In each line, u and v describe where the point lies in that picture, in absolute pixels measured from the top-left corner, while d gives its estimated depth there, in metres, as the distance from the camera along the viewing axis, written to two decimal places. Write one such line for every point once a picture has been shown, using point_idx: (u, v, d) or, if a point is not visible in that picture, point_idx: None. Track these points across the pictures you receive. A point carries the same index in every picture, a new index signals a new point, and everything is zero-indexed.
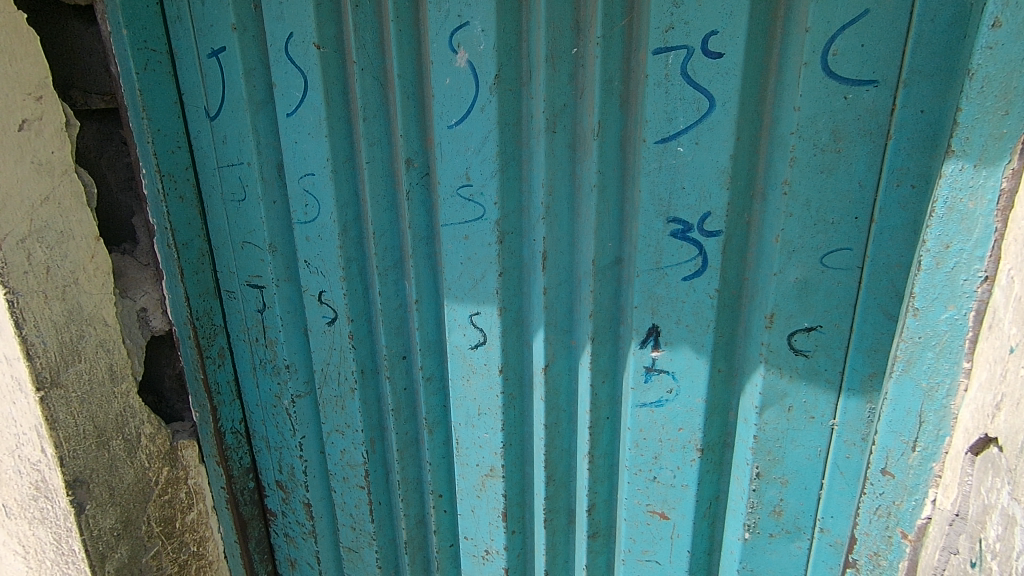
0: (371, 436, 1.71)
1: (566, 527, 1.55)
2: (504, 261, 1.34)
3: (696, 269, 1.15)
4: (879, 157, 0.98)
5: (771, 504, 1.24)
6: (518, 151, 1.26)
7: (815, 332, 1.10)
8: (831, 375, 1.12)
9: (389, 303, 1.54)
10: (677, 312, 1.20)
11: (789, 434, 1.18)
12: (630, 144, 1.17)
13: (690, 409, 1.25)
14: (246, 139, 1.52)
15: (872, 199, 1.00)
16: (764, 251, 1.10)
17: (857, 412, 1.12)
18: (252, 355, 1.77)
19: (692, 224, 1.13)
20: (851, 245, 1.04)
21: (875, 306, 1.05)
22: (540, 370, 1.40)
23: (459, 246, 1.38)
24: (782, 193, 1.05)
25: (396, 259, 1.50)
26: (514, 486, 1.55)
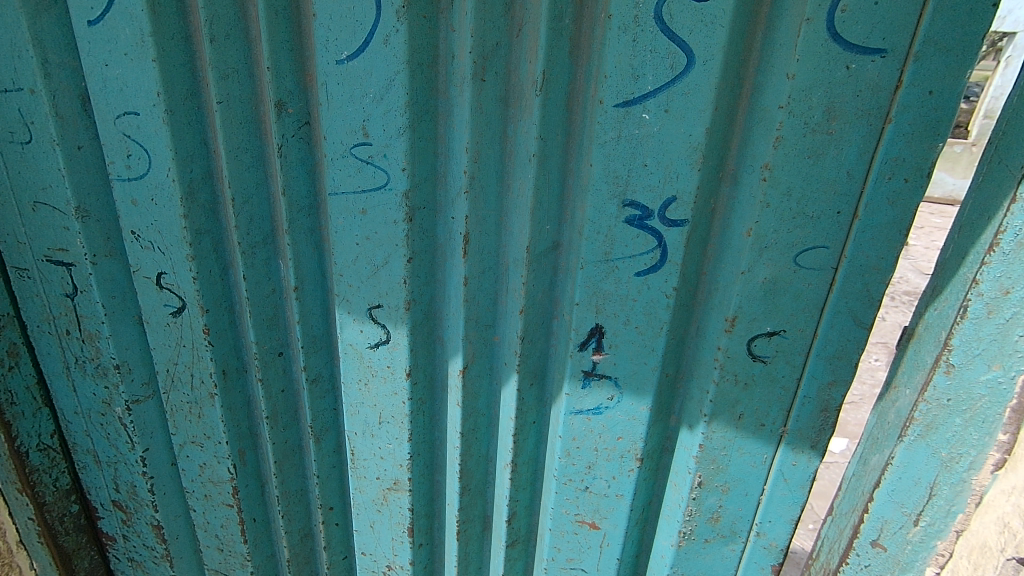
0: (239, 447, 1.38)
1: (480, 535, 1.38)
2: (413, 243, 1.06)
3: (653, 263, 0.97)
4: (873, 144, 0.83)
5: (710, 511, 1.16)
6: (434, 102, 0.97)
7: (776, 338, 0.98)
8: (789, 382, 1.01)
9: (258, 289, 1.19)
10: (626, 311, 1.01)
11: (735, 442, 1.08)
12: (581, 105, 0.92)
13: (631, 417, 1.10)
14: (23, 53, 1.04)
15: (860, 192, 0.86)
16: (733, 243, 0.94)
17: (810, 420, 1.04)
18: (63, 352, 1.33)
19: (653, 210, 0.93)
20: (828, 243, 0.90)
21: (845, 312, 0.94)
22: (455, 371, 1.18)
23: (353, 222, 1.07)
24: (758, 178, 0.88)
25: (265, 233, 1.14)
26: (423, 497, 1.34)
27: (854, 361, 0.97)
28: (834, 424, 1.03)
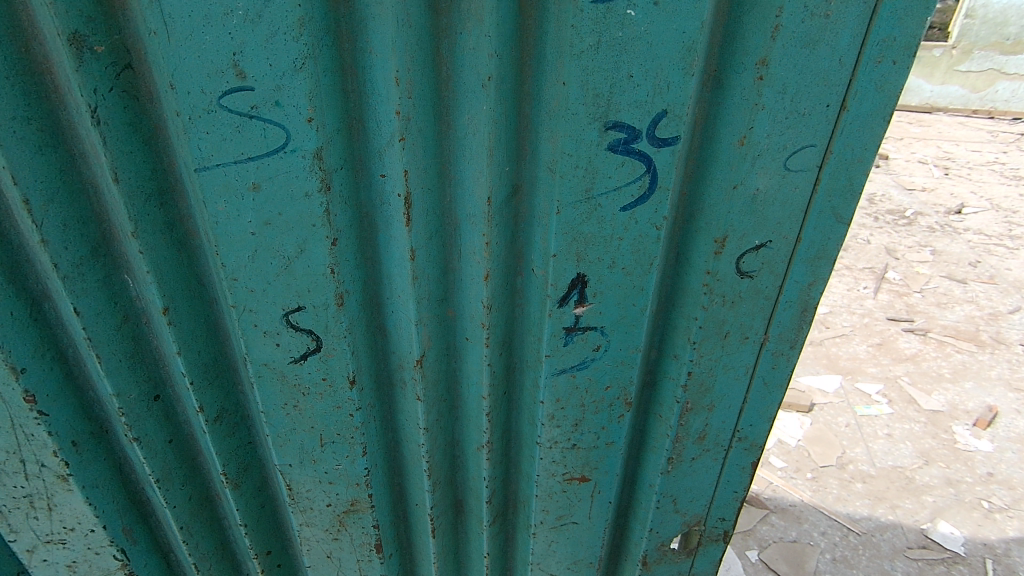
0: (131, 554, 0.93)
1: (454, 523, 1.14)
2: (336, 219, 0.74)
3: (640, 193, 0.77)
4: (866, 24, 0.71)
5: (697, 432, 1.05)
6: (336, 15, 0.65)
7: (763, 250, 0.86)
8: (771, 292, 0.91)
9: (102, 330, 0.75)
10: (611, 254, 0.81)
11: (720, 364, 0.97)
12: (541, 7, 0.67)
13: (621, 362, 0.92)
14: None
15: (851, 81, 0.75)
16: (721, 156, 0.79)
17: (790, 323, 0.96)
18: None
19: (640, 131, 0.73)
20: (815, 141, 0.79)
21: (828, 210, 0.85)
22: (409, 363, 0.89)
23: (243, 206, 0.70)
24: (752, 78, 0.74)
25: (95, 242, 0.71)
26: (386, 504, 1.04)
27: (832, 257, 0.90)
28: (812, 321, 0.96)
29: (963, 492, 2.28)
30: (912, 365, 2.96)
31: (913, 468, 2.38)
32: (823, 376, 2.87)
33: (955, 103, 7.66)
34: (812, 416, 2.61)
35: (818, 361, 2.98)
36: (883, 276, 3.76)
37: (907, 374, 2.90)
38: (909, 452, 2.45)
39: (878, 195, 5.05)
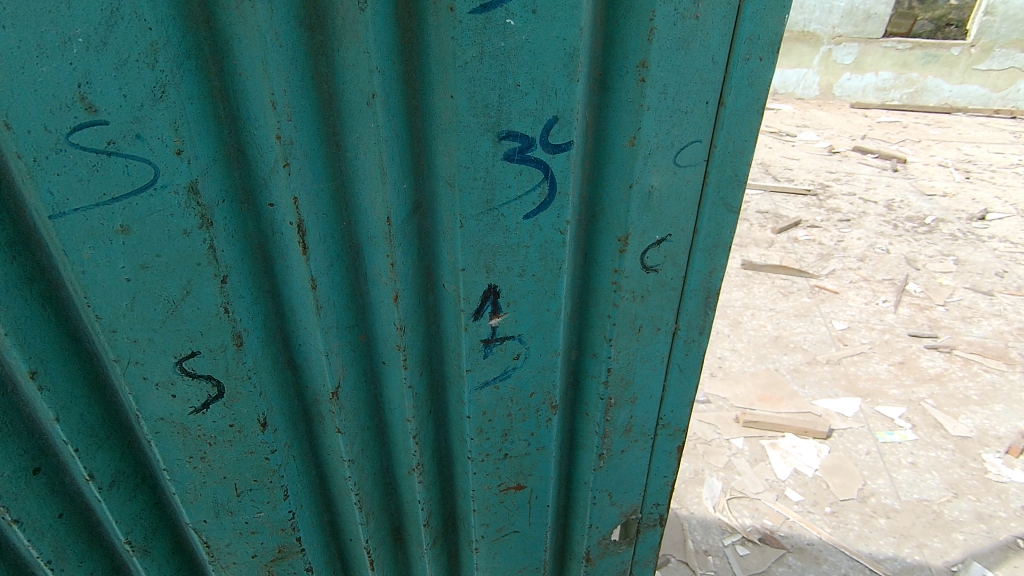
0: None
1: (395, 547, 0.99)
2: (224, 254, 0.60)
3: (542, 200, 0.69)
4: (732, 24, 0.66)
5: (623, 425, 0.94)
6: (197, 37, 0.52)
7: (665, 244, 0.78)
8: (676, 283, 0.83)
9: None
10: (520, 262, 0.72)
11: (633, 365, 0.88)
12: (419, 19, 0.58)
13: (544, 368, 0.83)
14: None
15: (725, 77, 0.69)
16: (614, 156, 0.71)
17: (696, 312, 0.87)
18: None
19: (534, 139, 0.64)
20: (699, 137, 0.72)
21: (719, 201, 0.78)
22: (324, 397, 0.75)
23: (112, 251, 0.55)
24: (634, 81, 0.66)
25: None
26: (318, 537, 0.89)
27: (727, 244, 0.83)
28: (717, 306, 0.89)
29: (996, 529, 2.09)
30: (937, 386, 2.77)
31: (941, 502, 2.19)
32: (842, 399, 2.69)
33: (975, 103, 7.41)
34: (830, 444, 2.44)
35: (836, 382, 2.81)
36: (903, 288, 3.56)
37: (932, 396, 2.71)
38: (937, 483, 2.26)
39: (897, 201, 4.84)
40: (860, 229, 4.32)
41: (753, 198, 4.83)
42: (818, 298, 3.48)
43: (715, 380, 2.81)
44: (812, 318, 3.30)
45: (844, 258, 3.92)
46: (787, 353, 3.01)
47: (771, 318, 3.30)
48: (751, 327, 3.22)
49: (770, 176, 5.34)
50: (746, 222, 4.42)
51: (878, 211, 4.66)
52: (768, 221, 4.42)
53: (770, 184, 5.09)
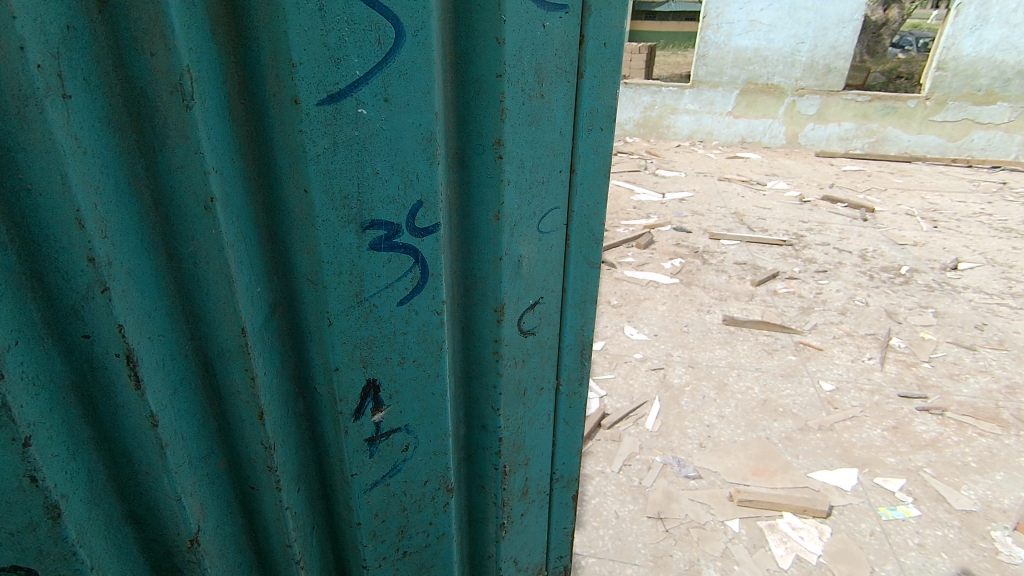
0: None
1: None
2: (23, 412, 0.52)
3: (414, 284, 0.77)
4: (573, 101, 0.86)
5: (519, 488, 1.11)
6: None
7: (537, 306, 0.97)
8: (552, 340, 1.03)
9: None
10: (398, 348, 0.79)
11: (522, 425, 1.06)
12: (259, 112, 0.63)
13: (433, 454, 0.91)
14: None
15: (573, 149, 0.90)
16: (483, 232, 0.85)
17: (572, 363, 1.10)
18: None
19: (399, 225, 0.72)
20: (557, 204, 0.92)
21: (582, 260, 1.00)
22: (180, 546, 0.71)
23: None
24: (493, 157, 0.80)
25: None
26: None
27: (592, 296, 1.06)
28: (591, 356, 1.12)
29: None
30: (934, 453, 2.64)
31: None
32: (839, 471, 2.53)
33: (933, 152, 7.69)
34: (831, 524, 2.26)
35: (831, 452, 2.65)
36: (887, 343, 3.49)
37: (930, 465, 2.58)
38: (949, 568, 2.09)
39: (870, 251, 4.85)
40: (838, 281, 4.28)
41: (730, 249, 4.78)
42: (803, 356, 3.37)
43: (704, 452, 2.64)
44: (799, 378, 3.18)
45: (825, 311, 3.85)
46: (777, 418, 2.87)
47: (757, 379, 3.16)
48: (737, 389, 3.08)
49: (745, 226, 5.33)
50: (725, 275, 4.35)
51: (853, 261, 4.65)
52: (746, 274, 4.36)
53: (746, 235, 5.06)
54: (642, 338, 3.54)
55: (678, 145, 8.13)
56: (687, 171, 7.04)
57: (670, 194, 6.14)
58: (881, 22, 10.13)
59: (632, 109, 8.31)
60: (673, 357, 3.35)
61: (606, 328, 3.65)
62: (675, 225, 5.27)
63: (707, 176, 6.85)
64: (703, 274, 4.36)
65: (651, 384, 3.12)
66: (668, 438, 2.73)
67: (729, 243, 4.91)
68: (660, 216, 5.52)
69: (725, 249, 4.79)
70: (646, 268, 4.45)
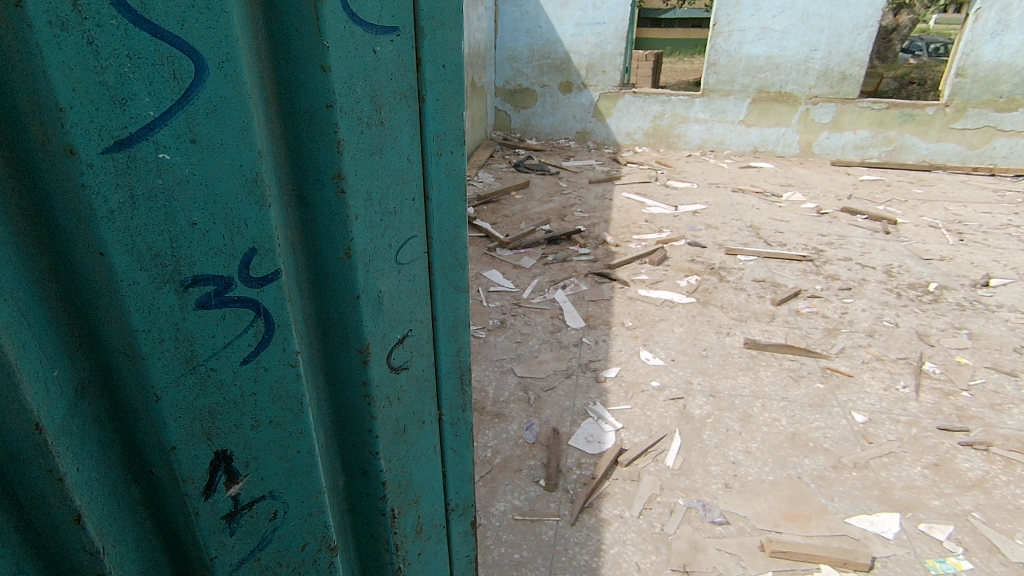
0: None
1: None
2: None
3: (259, 338, 0.61)
4: (417, 124, 0.76)
5: (413, 530, 0.96)
6: None
7: (407, 341, 0.84)
8: (428, 372, 0.91)
9: None
10: (250, 411, 0.63)
11: (405, 466, 0.91)
12: (26, 160, 0.45)
13: (310, 514, 0.74)
14: None
15: (424, 176, 0.80)
16: (334, 272, 0.70)
17: (453, 393, 0.99)
18: None
19: (232, 278, 0.57)
20: (414, 232, 0.80)
21: (449, 285, 0.91)
22: None
23: None
24: (334, 193, 0.66)
25: None
26: None
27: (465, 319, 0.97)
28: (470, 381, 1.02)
29: None
30: (982, 495, 2.44)
31: None
32: (880, 516, 2.33)
33: (953, 160, 7.47)
34: None
35: (869, 493, 2.45)
36: (921, 369, 3.28)
37: (979, 508, 2.37)
38: None
39: (895, 266, 4.64)
40: (864, 299, 4.08)
41: (748, 265, 4.58)
42: (832, 384, 3.17)
43: (731, 494, 2.44)
44: (829, 409, 2.97)
45: (852, 333, 3.65)
46: (807, 454, 2.66)
47: (783, 409, 2.96)
48: (763, 421, 2.87)
49: (762, 240, 5.13)
50: (743, 294, 4.15)
51: (877, 277, 4.44)
52: (766, 292, 4.16)
53: (764, 249, 4.86)
54: (659, 363, 3.34)
55: (689, 155, 7.96)
56: (699, 182, 6.85)
57: (683, 207, 5.96)
58: (892, 27, 9.95)
59: (642, 119, 8.15)
60: (693, 385, 3.15)
61: (621, 352, 3.46)
62: (689, 239, 5.08)
63: (720, 187, 6.66)
64: (721, 293, 4.16)
65: (670, 415, 2.92)
66: (691, 477, 2.53)
67: (746, 259, 4.71)
68: (673, 230, 5.34)
69: (742, 265, 4.59)
70: (661, 286, 4.26)
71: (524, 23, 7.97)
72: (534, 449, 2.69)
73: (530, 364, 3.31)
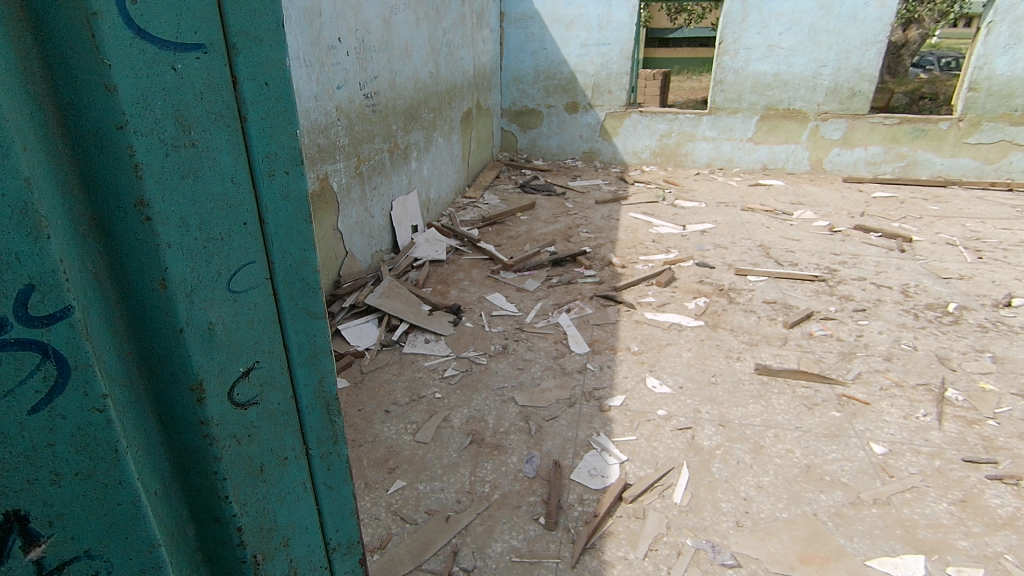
0: None
1: None
2: None
3: (54, 387, 0.58)
4: (240, 145, 0.75)
5: (281, 568, 0.93)
6: None
7: (253, 373, 0.81)
8: (286, 405, 0.89)
9: None
10: (49, 463, 0.59)
11: (267, 507, 0.87)
12: None
13: (143, 570, 0.69)
14: None
15: (255, 199, 0.78)
16: (152, 307, 0.68)
17: (319, 425, 0.96)
18: None
19: (5, 319, 0.53)
20: (251, 259, 0.78)
21: (301, 314, 0.88)
22: None
23: None
24: (138, 221, 0.65)
25: None
26: None
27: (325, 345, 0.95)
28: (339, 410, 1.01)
29: None
30: (1015, 534, 2.27)
31: None
32: (904, 559, 2.17)
33: (969, 175, 7.31)
34: None
35: (891, 533, 2.29)
36: (943, 396, 3.13)
37: (1011, 550, 2.21)
38: None
39: (912, 286, 4.48)
40: (880, 321, 3.94)
41: (758, 286, 4.46)
42: (848, 412, 3.02)
43: (742, 533, 2.30)
44: (846, 440, 2.82)
45: (868, 357, 3.50)
46: (824, 489, 2.52)
47: (797, 440, 2.82)
48: (776, 453, 2.73)
49: (772, 260, 5.00)
50: (754, 316, 4.02)
51: (894, 298, 4.29)
52: (777, 314, 4.03)
53: (775, 270, 4.73)
54: (666, 391, 3.22)
55: (697, 174, 7.87)
56: (707, 200, 6.75)
57: (691, 226, 5.85)
58: (901, 42, 9.86)
59: (649, 138, 8.09)
60: (701, 414, 3.02)
61: (626, 379, 3.34)
62: (697, 260, 4.97)
63: (729, 206, 6.55)
64: (730, 315, 4.04)
65: (677, 447, 2.79)
66: (699, 514, 2.39)
67: (756, 280, 4.59)
68: (681, 251, 5.23)
69: (752, 287, 4.46)
70: (668, 309, 4.14)
71: (529, 45, 8.00)
72: (534, 483, 2.57)
73: (531, 392, 3.20)
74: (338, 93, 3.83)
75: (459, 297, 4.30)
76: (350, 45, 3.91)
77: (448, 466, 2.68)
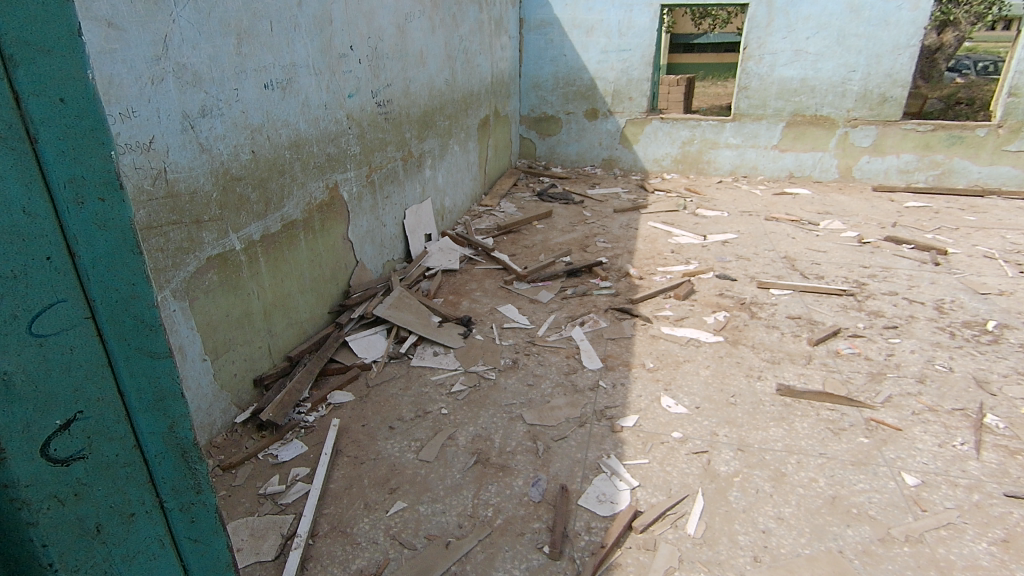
0: None
1: None
2: None
3: None
4: (33, 172, 0.69)
5: None
6: None
7: (75, 422, 0.75)
8: (123, 449, 0.81)
9: None
10: None
11: (104, 559, 0.81)
12: None
13: None
14: None
15: (60, 230, 0.72)
16: None
17: (173, 475, 0.89)
18: None
19: None
20: (61, 296, 0.72)
21: (139, 353, 0.82)
22: None
23: None
24: None
25: None
26: None
27: (177, 387, 0.88)
28: (201, 456, 0.93)
29: None
30: None
31: None
32: None
33: (1008, 185, 6.98)
34: None
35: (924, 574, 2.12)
36: (981, 423, 2.92)
37: None
38: None
39: (947, 302, 4.25)
40: (912, 339, 3.73)
41: (782, 301, 4.27)
42: (877, 438, 2.83)
43: (760, 570, 2.15)
44: (875, 469, 2.64)
45: (899, 379, 3.31)
46: (850, 523, 2.35)
47: (822, 467, 2.65)
48: (799, 482, 2.57)
49: (797, 273, 4.81)
50: (777, 332, 3.84)
51: (927, 314, 4.07)
52: (802, 330, 3.85)
53: (800, 283, 4.54)
54: (682, 411, 3.07)
55: (720, 182, 7.68)
56: (730, 210, 6.56)
57: (712, 237, 5.68)
58: (935, 45, 9.50)
59: (670, 145, 7.92)
60: (719, 437, 2.87)
61: (640, 397, 3.20)
62: (718, 271, 4.80)
63: (753, 215, 6.35)
64: (752, 331, 3.87)
65: (692, 472, 2.64)
66: (714, 548, 2.25)
67: (780, 293, 4.40)
68: (701, 262, 5.07)
69: (776, 301, 4.28)
70: (686, 323, 3.99)
71: (549, 52, 7.92)
72: (539, 508, 2.45)
73: (540, 410, 3.08)
74: (350, 102, 3.79)
75: (470, 308, 4.21)
76: (362, 53, 3.86)
77: (450, 488, 2.58)
